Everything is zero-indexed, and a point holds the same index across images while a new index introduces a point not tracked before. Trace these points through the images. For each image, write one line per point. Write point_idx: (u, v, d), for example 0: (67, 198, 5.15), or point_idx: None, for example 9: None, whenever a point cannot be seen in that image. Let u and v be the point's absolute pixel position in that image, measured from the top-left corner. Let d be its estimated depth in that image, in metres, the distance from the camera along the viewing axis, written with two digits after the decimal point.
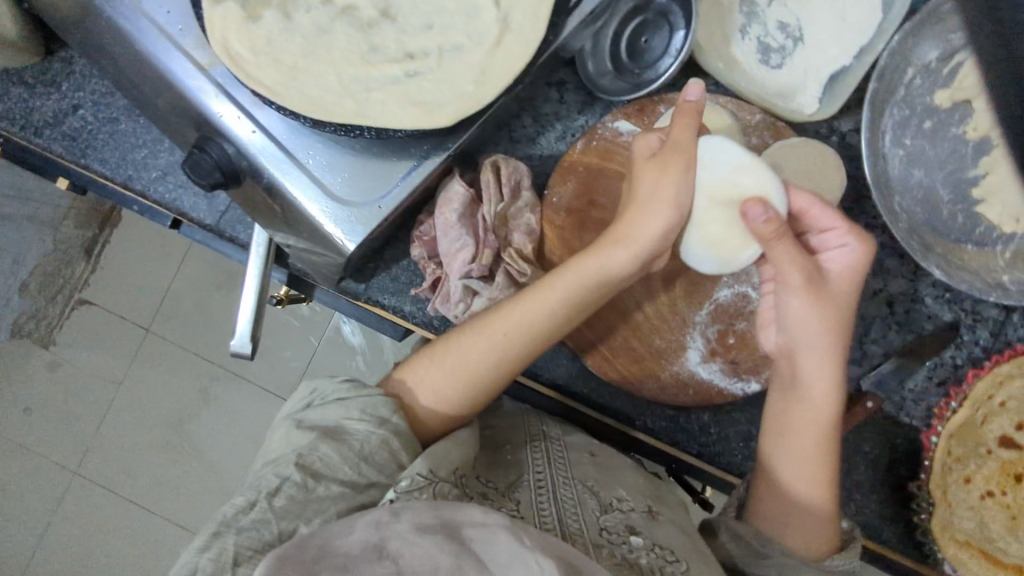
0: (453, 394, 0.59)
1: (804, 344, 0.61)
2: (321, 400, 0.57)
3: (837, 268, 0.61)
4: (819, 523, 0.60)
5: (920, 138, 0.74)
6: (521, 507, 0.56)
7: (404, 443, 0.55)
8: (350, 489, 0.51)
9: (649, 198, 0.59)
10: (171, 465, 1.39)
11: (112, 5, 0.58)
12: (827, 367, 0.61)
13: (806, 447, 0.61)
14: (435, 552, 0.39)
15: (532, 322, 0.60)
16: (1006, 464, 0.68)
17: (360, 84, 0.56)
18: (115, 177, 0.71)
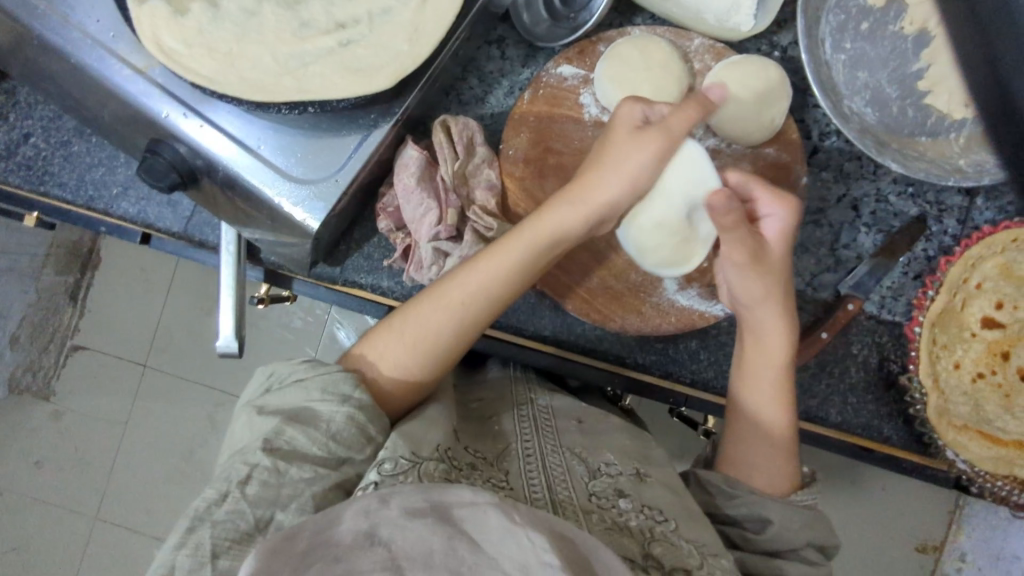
0: (414, 365, 0.60)
1: (751, 297, 0.63)
2: (280, 385, 0.58)
3: (774, 235, 0.63)
4: (784, 462, 0.63)
5: (861, 40, 0.74)
6: (509, 476, 0.56)
7: (370, 417, 0.56)
8: (321, 467, 0.52)
9: (615, 168, 0.61)
10: (188, 495, 1.39)
11: (40, 22, 0.58)
12: (777, 317, 0.63)
13: (764, 388, 0.64)
14: (429, 535, 0.36)
15: (484, 295, 0.61)
16: (992, 343, 0.73)
17: (297, 61, 0.56)
18: (76, 200, 0.71)
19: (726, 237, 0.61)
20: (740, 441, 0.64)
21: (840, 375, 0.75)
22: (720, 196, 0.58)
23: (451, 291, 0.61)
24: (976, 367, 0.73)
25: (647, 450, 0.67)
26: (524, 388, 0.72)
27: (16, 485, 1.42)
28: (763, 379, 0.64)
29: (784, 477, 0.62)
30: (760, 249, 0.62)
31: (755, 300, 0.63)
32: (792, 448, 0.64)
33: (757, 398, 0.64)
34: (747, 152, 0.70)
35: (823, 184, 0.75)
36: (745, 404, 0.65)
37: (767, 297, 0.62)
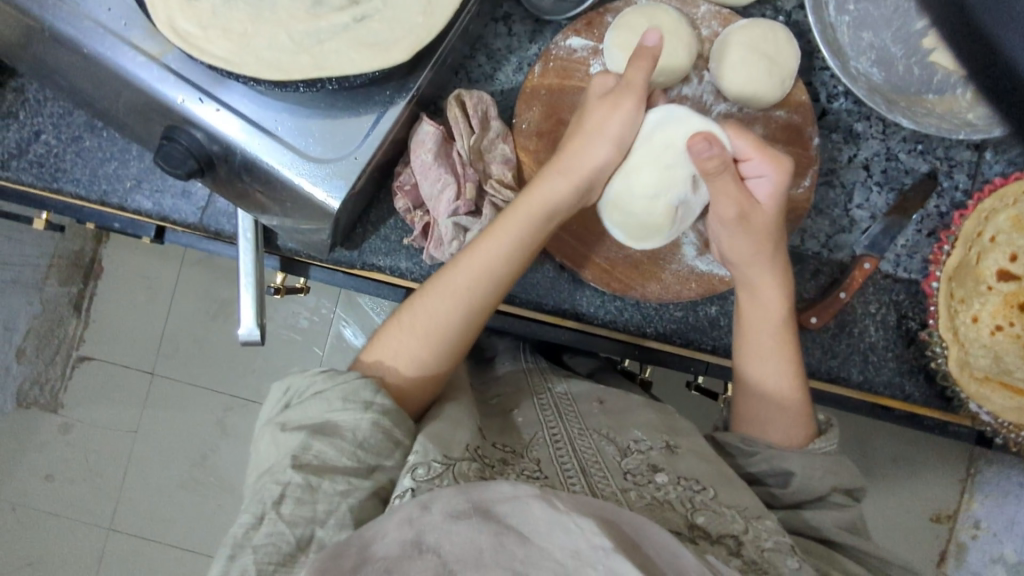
0: (427, 358, 0.59)
1: (742, 257, 0.63)
2: (299, 399, 0.54)
3: (765, 197, 0.63)
4: (796, 412, 0.63)
5: (864, 1, 0.74)
6: (541, 464, 0.55)
7: (394, 420, 0.53)
8: (355, 478, 0.50)
9: (598, 134, 0.63)
10: (204, 500, 1.39)
11: (51, 13, 0.57)
12: (771, 271, 0.64)
13: (767, 349, 0.64)
14: (475, 535, 0.36)
15: (493, 275, 0.61)
16: (1009, 295, 0.69)
17: (312, 39, 0.56)
18: (91, 195, 0.71)
19: (718, 199, 0.62)
20: (749, 405, 0.65)
21: (859, 334, 0.76)
22: (704, 142, 0.58)
23: (453, 278, 0.60)
24: (995, 320, 0.69)
25: (672, 420, 0.66)
26: (540, 377, 0.73)
27: (27, 501, 1.40)
28: (765, 343, 0.64)
29: (801, 426, 0.63)
30: (743, 203, 0.62)
31: (747, 260, 0.63)
32: (805, 395, 0.64)
33: (761, 361, 0.64)
34: (759, 116, 0.70)
35: (834, 145, 0.76)
36: (750, 371, 0.65)
37: (760, 252, 0.63)
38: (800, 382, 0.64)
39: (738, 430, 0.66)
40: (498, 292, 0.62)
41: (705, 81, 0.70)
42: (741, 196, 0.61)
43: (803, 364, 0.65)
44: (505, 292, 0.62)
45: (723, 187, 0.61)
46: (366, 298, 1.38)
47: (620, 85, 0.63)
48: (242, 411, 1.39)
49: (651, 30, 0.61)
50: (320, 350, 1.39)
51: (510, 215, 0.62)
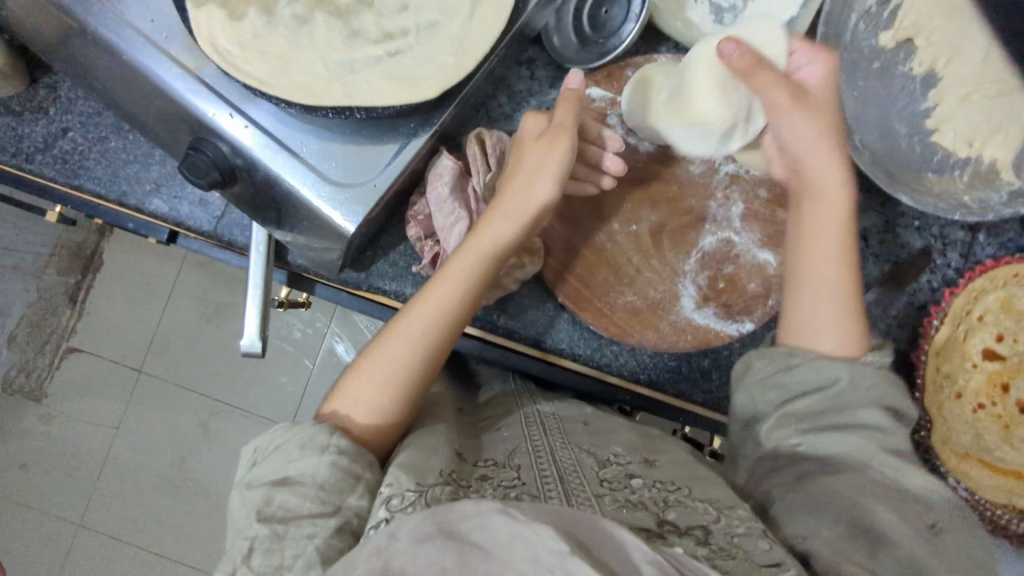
0: (384, 405, 0.59)
1: (805, 143, 0.64)
2: (264, 456, 0.55)
3: (817, 84, 0.66)
4: (848, 322, 0.61)
5: (872, 79, 0.78)
6: (521, 473, 0.54)
7: (352, 457, 0.54)
8: (320, 518, 0.50)
9: (532, 175, 0.63)
10: (179, 505, 1.38)
11: (97, 19, 0.59)
12: (830, 167, 0.64)
13: (825, 250, 0.63)
14: (438, 554, 0.36)
15: (441, 314, 0.61)
16: (992, 374, 0.75)
17: (347, 68, 0.58)
18: (110, 195, 0.73)
19: (767, 92, 0.63)
20: (794, 309, 0.64)
21: None
22: (730, 42, 0.61)
23: (406, 323, 0.60)
24: (977, 398, 0.75)
25: (651, 438, 0.68)
26: (528, 399, 0.72)
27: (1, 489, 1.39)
28: (819, 245, 0.63)
29: (853, 337, 0.61)
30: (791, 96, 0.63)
31: (809, 155, 0.64)
32: (855, 309, 0.62)
33: (811, 263, 0.64)
34: (765, 179, 0.72)
35: None
36: (807, 272, 0.64)
37: (822, 141, 0.64)
38: (853, 298, 0.62)
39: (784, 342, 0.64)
40: (451, 332, 0.62)
41: None
42: (782, 82, 0.63)
43: (858, 271, 0.63)
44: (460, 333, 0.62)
45: (765, 78, 0.62)
46: (361, 316, 1.38)
47: (551, 127, 0.64)
48: (227, 416, 1.39)
49: (571, 73, 0.64)
50: (311, 362, 1.40)
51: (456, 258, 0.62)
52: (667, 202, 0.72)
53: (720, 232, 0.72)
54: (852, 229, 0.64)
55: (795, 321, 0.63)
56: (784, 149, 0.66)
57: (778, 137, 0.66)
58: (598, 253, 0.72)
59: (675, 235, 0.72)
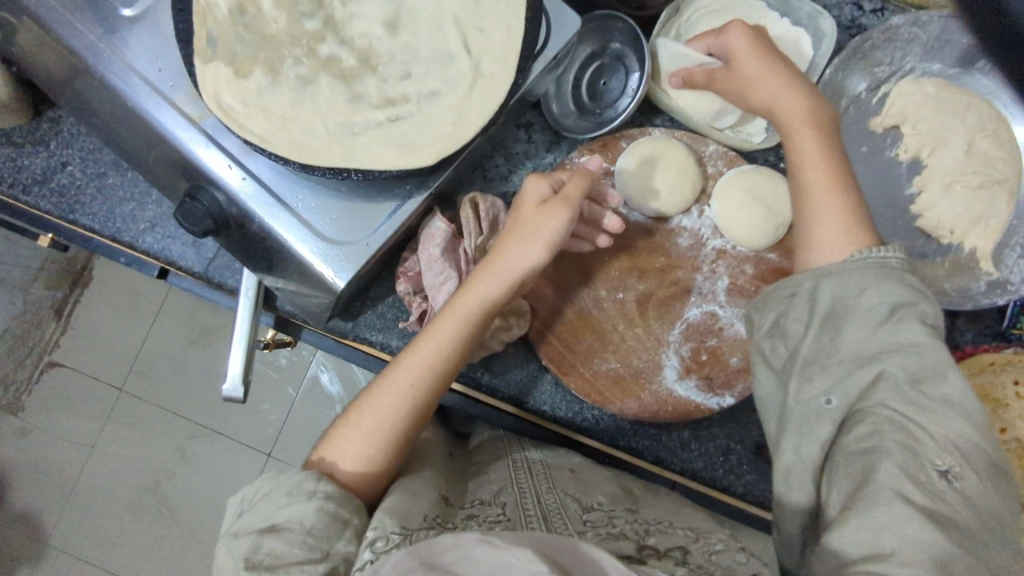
0: (370, 455, 0.58)
1: (765, 101, 0.65)
2: (249, 505, 0.54)
3: (738, 48, 0.66)
4: (838, 230, 0.60)
5: (858, 162, 0.81)
6: (506, 509, 0.55)
7: (339, 502, 0.54)
8: (309, 564, 0.49)
9: (527, 239, 0.62)
10: (149, 529, 1.36)
11: (105, 65, 0.61)
12: (795, 105, 0.63)
13: (812, 181, 0.62)
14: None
15: (429, 368, 0.60)
16: None
17: (346, 130, 0.60)
18: (104, 231, 0.73)
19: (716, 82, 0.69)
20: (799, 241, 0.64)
21: None
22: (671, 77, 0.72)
23: (395, 377, 0.60)
24: None
25: (633, 492, 0.67)
26: (517, 446, 0.73)
27: None
28: (799, 180, 0.64)
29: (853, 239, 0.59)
30: (730, 76, 0.67)
31: (773, 106, 0.65)
32: (851, 216, 0.60)
33: (805, 201, 0.63)
34: (751, 256, 0.73)
35: None
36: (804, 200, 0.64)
37: (778, 85, 0.64)
38: (845, 206, 0.61)
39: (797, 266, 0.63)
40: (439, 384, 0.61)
41: (704, 216, 0.74)
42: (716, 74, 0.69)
43: (849, 186, 0.61)
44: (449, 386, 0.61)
45: (700, 75, 0.70)
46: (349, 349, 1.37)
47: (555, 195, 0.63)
48: (205, 440, 1.37)
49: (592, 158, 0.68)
50: (294, 390, 1.38)
51: (445, 315, 0.61)
52: (655, 272, 0.73)
53: (705, 305, 0.73)
54: (824, 131, 0.63)
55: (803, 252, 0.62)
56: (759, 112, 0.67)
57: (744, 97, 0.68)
58: (584, 319, 0.73)
59: (661, 305, 0.73)
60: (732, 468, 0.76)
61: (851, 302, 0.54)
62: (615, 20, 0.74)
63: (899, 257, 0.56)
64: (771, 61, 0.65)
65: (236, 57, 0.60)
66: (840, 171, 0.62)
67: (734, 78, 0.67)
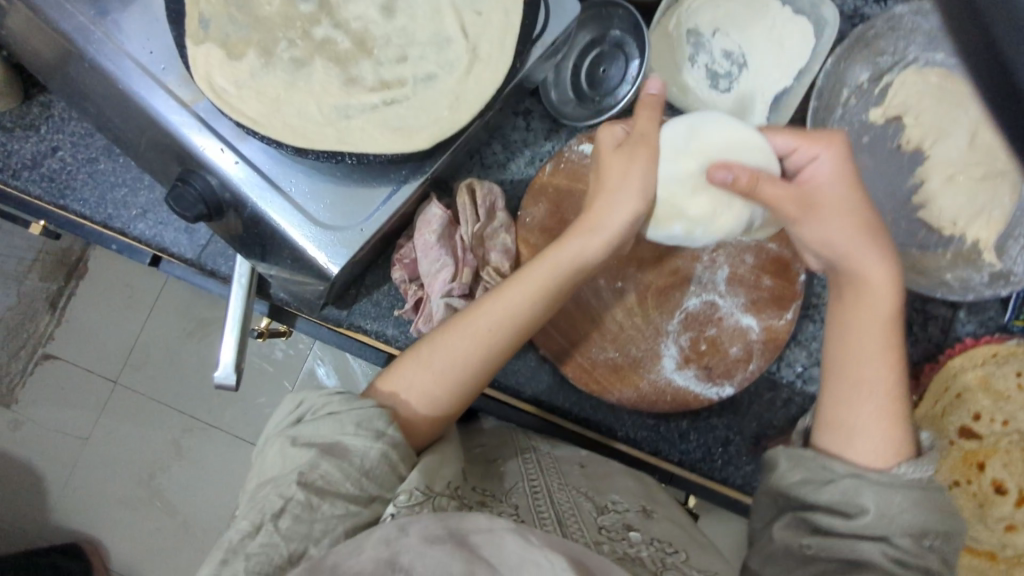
0: (440, 395, 0.59)
1: (842, 249, 0.61)
2: (313, 415, 0.54)
3: (824, 176, 0.61)
4: (888, 434, 0.57)
5: (861, 152, 0.80)
6: (519, 509, 0.56)
7: (401, 455, 0.53)
8: (354, 504, 0.50)
9: (622, 189, 0.62)
10: (144, 522, 1.35)
11: (95, 47, 0.60)
12: (880, 268, 0.60)
13: (864, 349, 0.60)
14: (448, 558, 0.38)
15: (508, 316, 0.60)
16: (968, 452, 0.75)
17: (340, 113, 0.58)
18: (95, 217, 0.72)
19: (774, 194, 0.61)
20: (833, 418, 0.60)
21: None
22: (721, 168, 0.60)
23: (476, 320, 0.60)
24: (952, 474, 0.76)
25: (650, 489, 0.68)
26: (523, 434, 0.72)
27: None
28: (861, 348, 0.60)
29: (891, 449, 0.56)
30: (814, 203, 0.61)
31: (846, 249, 0.60)
32: (898, 417, 0.58)
33: (852, 364, 0.60)
34: (753, 245, 0.72)
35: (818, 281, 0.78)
36: (851, 371, 0.60)
37: (862, 238, 0.60)
38: (897, 408, 0.58)
39: (819, 442, 0.60)
40: (516, 335, 0.61)
41: None
42: (793, 189, 0.61)
43: (905, 379, 0.60)
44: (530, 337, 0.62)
45: (769, 186, 0.61)
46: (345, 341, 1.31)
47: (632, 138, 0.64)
48: (200, 435, 1.36)
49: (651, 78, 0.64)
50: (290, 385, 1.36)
51: (532, 263, 0.61)
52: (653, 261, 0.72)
53: (705, 294, 0.72)
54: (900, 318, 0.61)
55: (833, 432, 0.59)
56: (824, 257, 0.62)
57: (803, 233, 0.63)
58: (583, 309, 0.72)
59: (661, 295, 0.72)
60: (732, 460, 0.75)
61: (897, 521, 0.52)
62: (615, 7, 0.73)
63: (928, 478, 0.54)
64: (856, 198, 0.61)
65: (228, 39, 0.59)
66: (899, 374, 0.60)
67: (817, 210, 0.61)
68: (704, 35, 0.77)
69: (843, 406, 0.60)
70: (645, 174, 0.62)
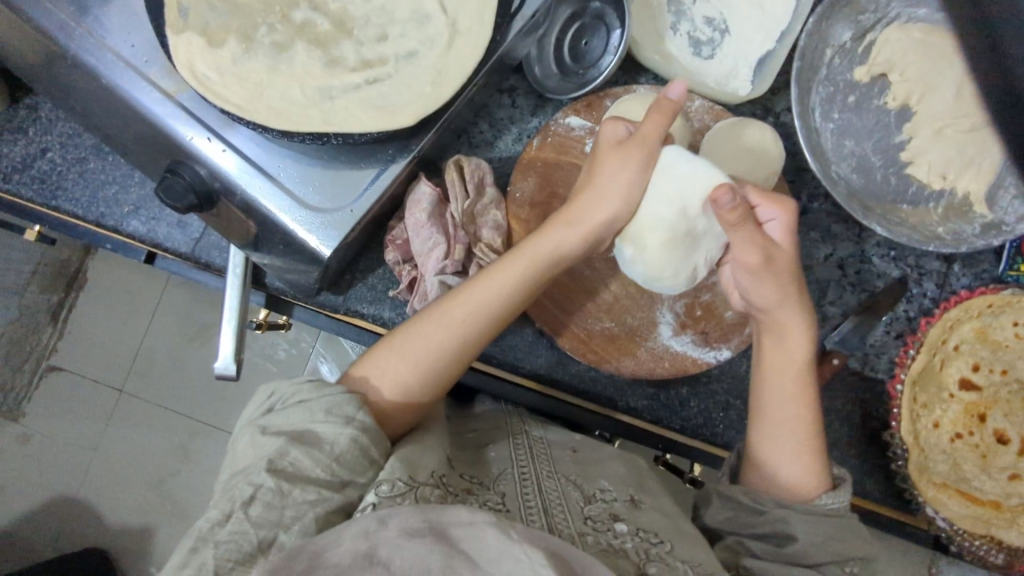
0: (414, 383, 0.59)
1: (765, 303, 0.64)
2: (283, 404, 0.55)
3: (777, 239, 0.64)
4: (812, 467, 0.61)
5: (847, 112, 0.80)
6: (505, 498, 0.55)
7: (373, 440, 0.54)
8: (326, 489, 0.50)
9: (609, 189, 0.63)
10: (157, 528, 1.36)
11: (77, 43, 0.59)
12: (798, 320, 0.64)
13: (783, 390, 0.64)
14: (426, 552, 0.36)
15: (485, 305, 0.62)
16: (968, 405, 0.75)
17: (324, 95, 0.59)
18: (87, 216, 0.73)
19: (744, 247, 0.61)
20: (762, 456, 0.63)
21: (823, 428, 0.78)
22: (726, 190, 0.58)
23: (453, 309, 0.61)
24: (954, 427, 0.75)
25: (642, 479, 0.66)
26: (518, 418, 0.72)
27: None
28: (782, 391, 0.64)
29: (813, 481, 0.61)
30: (778, 265, 0.62)
31: (776, 304, 0.64)
32: (819, 451, 0.63)
33: (774, 401, 0.64)
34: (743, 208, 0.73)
35: (811, 243, 0.79)
36: (774, 411, 0.64)
37: (786, 299, 0.63)
38: (817, 441, 0.63)
39: (751, 479, 0.64)
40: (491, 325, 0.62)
41: None
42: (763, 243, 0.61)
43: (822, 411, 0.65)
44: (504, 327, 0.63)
45: (747, 245, 0.61)
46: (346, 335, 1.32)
47: (633, 137, 0.63)
48: (208, 438, 1.36)
49: (675, 81, 0.62)
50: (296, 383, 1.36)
51: (513, 256, 0.63)
52: None
53: None
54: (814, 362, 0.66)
55: (764, 470, 0.63)
56: (749, 304, 0.66)
57: (739, 284, 0.65)
58: (576, 280, 0.72)
59: None
60: (733, 424, 0.75)
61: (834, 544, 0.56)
62: None
63: (845, 507, 0.59)
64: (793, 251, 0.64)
65: (208, 27, 0.59)
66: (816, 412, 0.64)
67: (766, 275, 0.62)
68: (686, 2, 0.77)
69: (764, 448, 0.63)
70: (636, 176, 0.63)
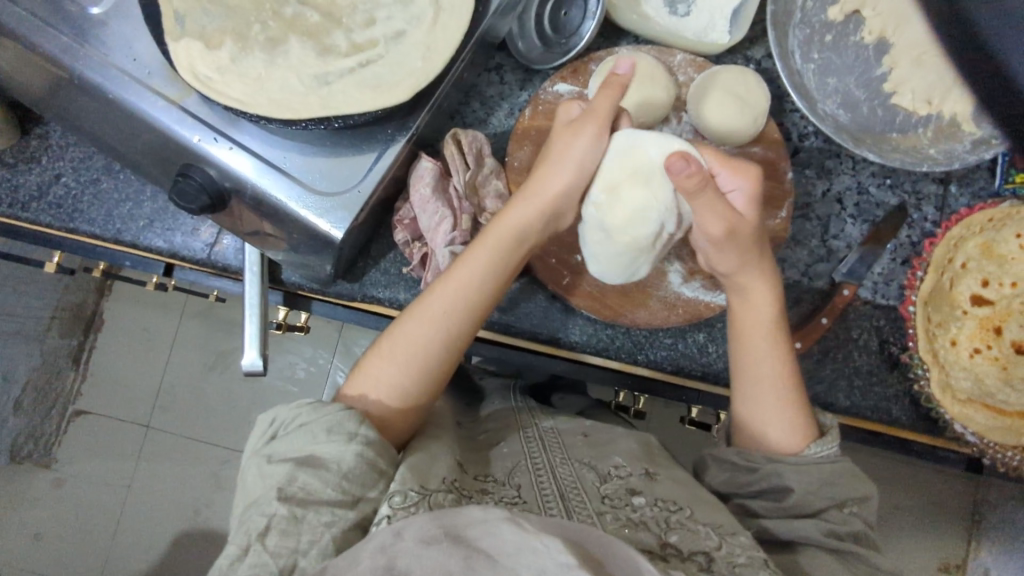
0: (407, 384, 0.61)
1: (727, 270, 0.66)
2: (285, 430, 0.56)
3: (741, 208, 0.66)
4: (796, 416, 0.64)
5: (826, 51, 0.81)
6: (521, 490, 0.56)
7: (378, 450, 0.55)
8: (339, 508, 0.50)
9: (560, 161, 0.66)
10: (196, 560, 1.37)
11: (80, 62, 0.62)
12: (759, 282, 0.67)
13: (762, 347, 0.66)
14: (445, 557, 0.37)
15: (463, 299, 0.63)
16: (984, 320, 0.71)
17: (321, 81, 0.61)
18: (105, 234, 0.75)
19: (706, 216, 0.62)
20: (750, 414, 0.66)
21: (844, 359, 0.79)
22: (679, 159, 0.58)
23: (431, 306, 0.63)
24: (972, 343, 0.71)
25: (654, 454, 0.67)
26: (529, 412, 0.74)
27: (19, 560, 1.39)
28: (758, 351, 0.66)
29: (800, 431, 0.64)
30: (745, 228, 0.64)
31: (738, 269, 0.66)
32: (801, 401, 0.65)
33: (752, 361, 0.66)
34: (735, 152, 0.75)
35: (808, 180, 0.81)
36: (752, 368, 0.66)
37: (745, 265, 0.65)
38: (796, 386, 0.66)
39: (743, 441, 0.66)
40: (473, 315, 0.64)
41: (683, 123, 0.77)
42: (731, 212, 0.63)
43: (796, 358, 0.67)
44: (484, 314, 0.65)
45: (711, 217, 0.62)
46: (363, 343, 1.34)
47: (586, 113, 0.67)
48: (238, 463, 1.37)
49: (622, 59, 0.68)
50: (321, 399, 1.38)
51: (480, 246, 0.64)
52: None
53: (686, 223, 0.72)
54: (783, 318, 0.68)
55: (754, 434, 0.65)
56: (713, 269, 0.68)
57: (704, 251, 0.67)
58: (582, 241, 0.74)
59: None
60: None
61: (832, 480, 0.60)
62: None
63: (834, 453, 0.63)
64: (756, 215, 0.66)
65: (204, 30, 0.62)
66: (790, 361, 0.67)
67: (733, 245, 0.64)
68: None
69: (752, 409, 0.65)
70: (587, 147, 0.66)
